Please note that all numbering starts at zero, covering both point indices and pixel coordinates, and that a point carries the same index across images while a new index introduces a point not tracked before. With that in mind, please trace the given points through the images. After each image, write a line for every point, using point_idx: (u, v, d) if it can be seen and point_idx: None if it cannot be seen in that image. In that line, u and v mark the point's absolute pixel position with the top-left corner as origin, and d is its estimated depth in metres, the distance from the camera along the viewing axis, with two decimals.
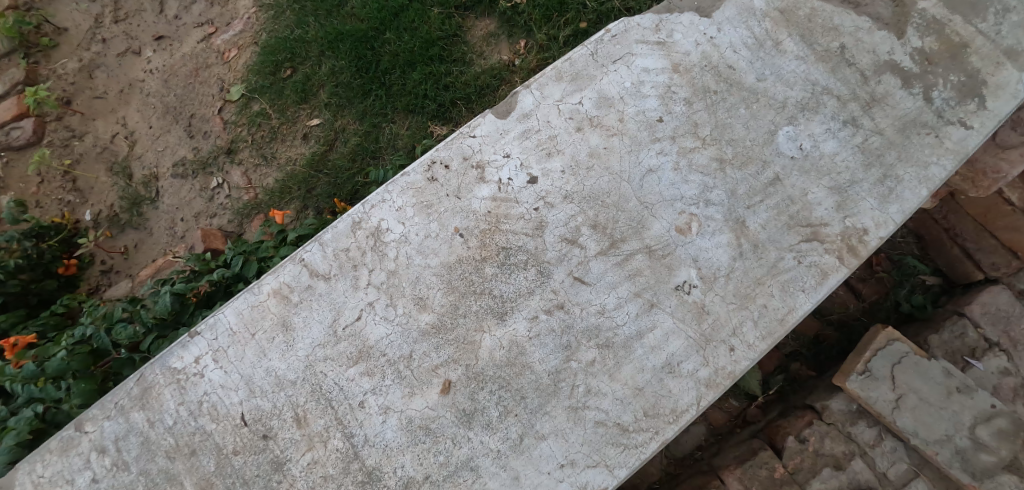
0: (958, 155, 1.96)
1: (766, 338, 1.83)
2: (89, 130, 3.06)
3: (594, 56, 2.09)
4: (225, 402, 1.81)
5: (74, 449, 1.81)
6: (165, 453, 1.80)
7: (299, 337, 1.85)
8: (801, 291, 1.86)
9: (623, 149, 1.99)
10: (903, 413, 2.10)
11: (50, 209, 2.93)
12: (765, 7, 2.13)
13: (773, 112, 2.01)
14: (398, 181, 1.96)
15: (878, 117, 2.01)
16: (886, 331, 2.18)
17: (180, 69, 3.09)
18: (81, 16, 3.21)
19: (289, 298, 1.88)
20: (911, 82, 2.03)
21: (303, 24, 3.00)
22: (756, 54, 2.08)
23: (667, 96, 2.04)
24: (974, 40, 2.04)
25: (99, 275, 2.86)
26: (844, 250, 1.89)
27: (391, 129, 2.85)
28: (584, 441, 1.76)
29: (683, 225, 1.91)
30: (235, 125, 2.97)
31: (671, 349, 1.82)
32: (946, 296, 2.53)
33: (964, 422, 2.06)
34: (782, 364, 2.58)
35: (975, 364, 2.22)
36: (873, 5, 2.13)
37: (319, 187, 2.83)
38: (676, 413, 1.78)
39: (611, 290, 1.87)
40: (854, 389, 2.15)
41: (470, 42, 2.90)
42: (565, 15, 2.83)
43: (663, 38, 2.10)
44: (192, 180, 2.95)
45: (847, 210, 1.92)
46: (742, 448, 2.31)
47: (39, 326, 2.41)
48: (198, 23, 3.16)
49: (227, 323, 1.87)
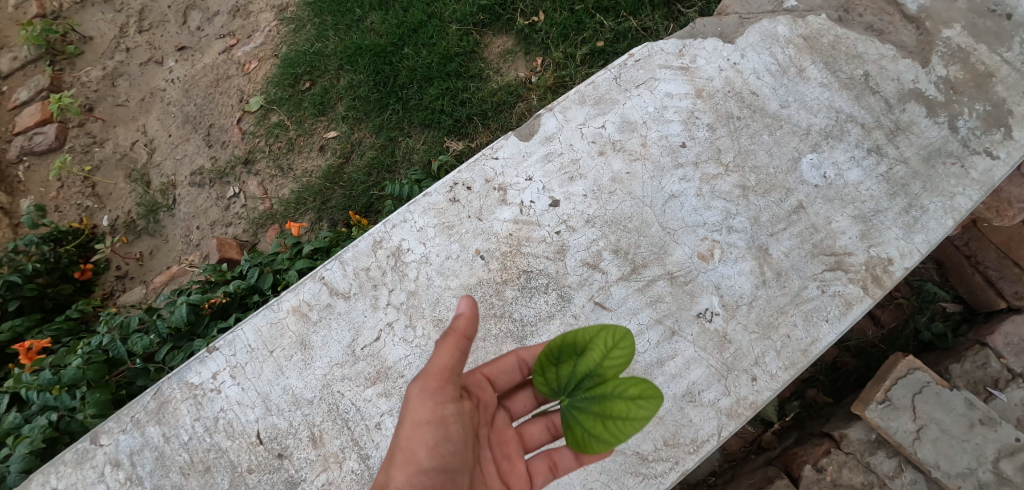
0: (984, 187, 1.93)
1: (789, 369, 1.80)
2: (110, 137, 3.11)
3: (617, 80, 2.12)
4: (241, 418, 1.82)
5: (88, 462, 1.82)
6: (179, 469, 1.80)
7: (317, 356, 1.86)
8: (825, 321, 1.83)
9: (646, 174, 1.99)
10: (924, 444, 2.02)
11: (69, 214, 2.98)
12: (789, 34, 2.14)
13: (796, 139, 2.01)
14: (421, 201, 1.99)
15: (902, 146, 1.99)
16: (906, 359, 2.11)
17: (200, 79, 3.13)
18: (106, 26, 3.28)
19: (309, 316, 1.90)
20: (936, 111, 2.01)
21: (323, 38, 3.04)
22: (779, 81, 2.08)
23: (689, 121, 2.05)
24: (1000, 69, 2.02)
25: (114, 281, 2.86)
26: (869, 280, 1.86)
27: (408, 143, 2.83)
28: (603, 469, 1.74)
29: (705, 251, 1.91)
30: (253, 136, 3.00)
31: (692, 377, 1.80)
32: (967, 326, 2.44)
33: (987, 456, 1.98)
34: (798, 390, 2.50)
35: (998, 396, 2.12)
36: (897, 33, 2.13)
37: (333, 199, 2.81)
38: (697, 444, 1.74)
39: (632, 315, 1.86)
40: (873, 418, 2.06)
41: (487, 58, 2.90)
42: (582, 34, 2.82)
43: (686, 64, 2.13)
44: (210, 189, 2.97)
45: (871, 239, 1.90)
46: (758, 476, 2.24)
47: (54, 330, 2.37)
48: (220, 35, 3.20)
49: (245, 340, 1.89)
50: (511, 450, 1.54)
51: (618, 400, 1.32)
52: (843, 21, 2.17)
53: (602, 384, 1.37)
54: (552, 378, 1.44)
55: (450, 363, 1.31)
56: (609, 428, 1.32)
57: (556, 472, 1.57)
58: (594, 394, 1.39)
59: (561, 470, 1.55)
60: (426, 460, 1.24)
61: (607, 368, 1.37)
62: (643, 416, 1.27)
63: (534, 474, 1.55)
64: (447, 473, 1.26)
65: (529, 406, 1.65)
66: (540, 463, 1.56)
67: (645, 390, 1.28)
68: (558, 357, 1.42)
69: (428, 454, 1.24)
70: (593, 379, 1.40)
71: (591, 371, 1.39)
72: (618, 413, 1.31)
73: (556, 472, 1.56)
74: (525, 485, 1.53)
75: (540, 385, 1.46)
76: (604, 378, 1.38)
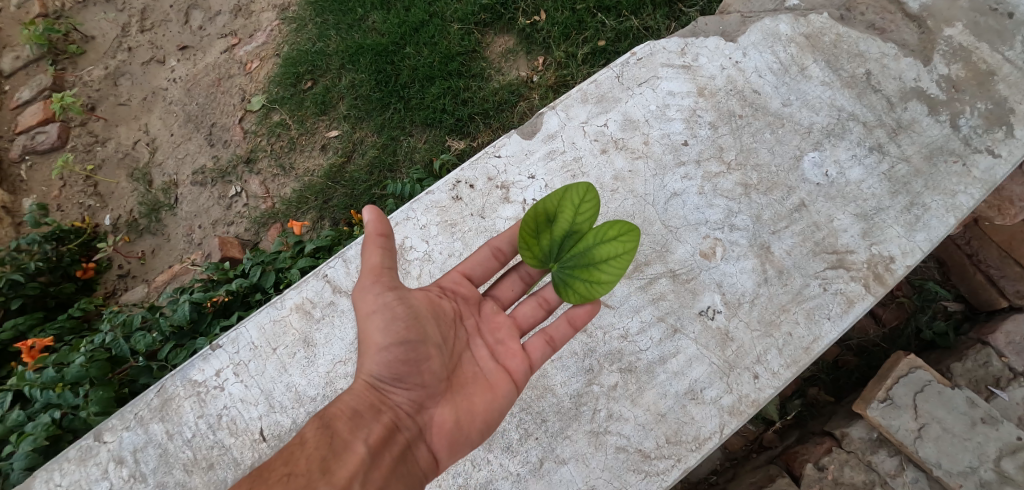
0: (986, 185, 1.93)
1: (791, 366, 1.80)
2: (112, 136, 3.11)
3: (619, 79, 2.13)
4: (244, 416, 1.85)
5: (92, 459, 1.84)
6: (183, 466, 1.81)
7: (320, 353, 1.89)
8: (827, 319, 1.83)
9: (648, 173, 2.01)
10: (926, 443, 2.01)
11: (71, 213, 2.98)
12: (790, 33, 2.15)
13: (798, 137, 2.02)
14: (423, 199, 2.01)
15: (904, 144, 1.99)
16: (908, 358, 2.11)
17: (202, 79, 3.13)
18: (108, 25, 3.28)
19: (312, 313, 1.94)
20: (938, 109, 2.02)
21: (325, 37, 3.04)
22: (781, 79, 2.09)
23: (692, 119, 2.06)
24: (1002, 68, 2.02)
25: (116, 280, 2.86)
26: (870, 278, 1.86)
27: (409, 143, 2.83)
28: (605, 466, 1.74)
29: (707, 250, 1.92)
30: (255, 135, 3.00)
31: (694, 374, 1.81)
32: (968, 324, 2.43)
33: (989, 454, 1.97)
34: (799, 389, 2.49)
35: (999, 394, 2.12)
36: (899, 31, 2.13)
37: (335, 198, 2.81)
38: (699, 441, 1.75)
39: (634, 313, 1.87)
40: (875, 417, 2.06)
41: (489, 58, 2.90)
42: (584, 33, 2.81)
43: (688, 62, 2.14)
44: (211, 188, 2.97)
45: (873, 237, 1.90)
46: (759, 474, 2.23)
47: (56, 329, 2.37)
48: (222, 34, 3.20)
49: (249, 337, 1.92)
50: (502, 332, 1.64)
51: (598, 243, 1.50)
52: (845, 19, 2.18)
53: (583, 237, 1.53)
54: (534, 249, 1.55)
55: (381, 258, 1.40)
56: (603, 272, 1.49)
57: (554, 345, 1.64)
58: (578, 250, 1.53)
59: (557, 342, 1.63)
60: (383, 338, 1.40)
61: (581, 223, 1.52)
62: (630, 248, 1.45)
63: (532, 351, 1.62)
64: (406, 345, 1.41)
65: (515, 291, 1.75)
66: (535, 339, 1.64)
67: (623, 228, 1.47)
68: (536, 228, 1.53)
69: (383, 332, 1.40)
70: (571, 237, 1.54)
71: (568, 231, 1.53)
72: (605, 255, 1.48)
73: (554, 344, 1.64)
74: (523, 361, 1.60)
75: (527, 259, 1.55)
76: (582, 233, 1.53)
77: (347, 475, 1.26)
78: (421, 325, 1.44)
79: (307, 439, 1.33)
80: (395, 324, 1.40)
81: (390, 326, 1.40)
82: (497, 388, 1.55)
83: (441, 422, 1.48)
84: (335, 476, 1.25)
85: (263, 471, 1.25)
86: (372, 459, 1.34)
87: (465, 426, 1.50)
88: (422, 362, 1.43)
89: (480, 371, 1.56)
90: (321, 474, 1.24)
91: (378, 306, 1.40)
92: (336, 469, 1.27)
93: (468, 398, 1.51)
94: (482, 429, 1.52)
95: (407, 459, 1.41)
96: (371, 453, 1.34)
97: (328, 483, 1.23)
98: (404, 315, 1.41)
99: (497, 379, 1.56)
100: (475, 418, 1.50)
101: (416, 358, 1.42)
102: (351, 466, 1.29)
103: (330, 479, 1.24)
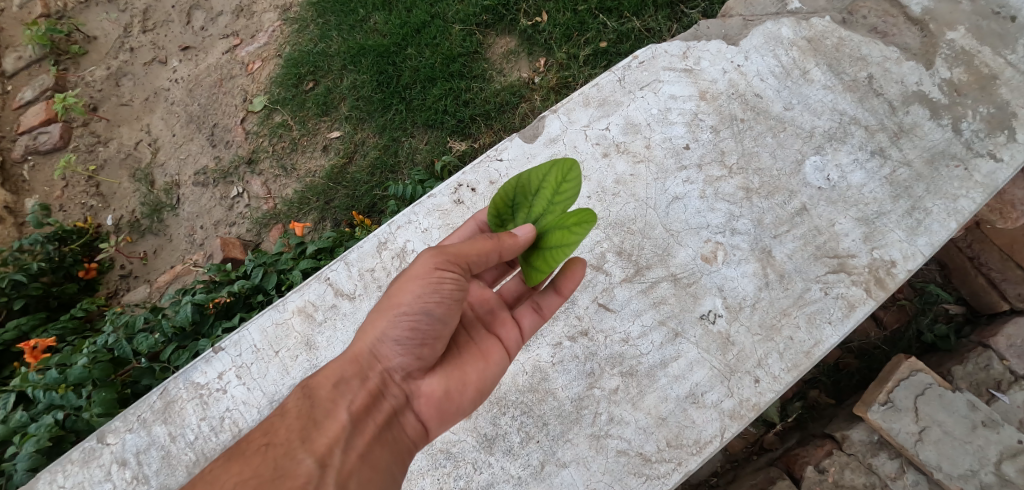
0: (988, 189, 1.93)
1: (792, 370, 1.80)
2: (114, 136, 3.12)
3: (621, 82, 2.15)
4: (247, 418, 1.86)
5: (95, 460, 1.85)
6: (185, 468, 1.83)
7: (322, 356, 1.90)
8: (828, 323, 1.83)
9: (650, 176, 2.02)
10: (927, 446, 2.01)
11: (73, 213, 2.99)
12: (792, 36, 2.15)
13: (799, 141, 2.02)
14: (425, 203, 2.05)
15: (906, 148, 1.99)
16: (909, 361, 2.11)
17: (204, 79, 3.14)
18: (111, 26, 3.29)
19: (314, 316, 1.95)
20: (940, 113, 2.01)
21: (326, 38, 3.05)
22: (783, 83, 2.09)
23: (693, 123, 2.06)
24: (1004, 72, 2.01)
25: (118, 280, 2.87)
26: (872, 282, 1.86)
27: (411, 144, 2.83)
28: (605, 470, 1.74)
29: (708, 253, 1.92)
30: (257, 136, 3.01)
31: (695, 378, 1.81)
32: (970, 327, 2.42)
33: (989, 457, 1.96)
34: (800, 391, 2.48)
35: (1000, 397, 2.11)
36: (901, 35, 2.13)
37: (336, 199, 2.81)
38: (700, 445, 1.75)
39: (635, 317, 1.88)
40: (876, 420, 2.06)
41: (490, 59, 2.89)
42: (585, 34, 2.80)
43: (690, 66, 2.14)
44: (213, 188, 2.98)
45: (875, 241, 1.90)
46: (759, 476, 2.24)
47: (58, 329, 2.37)
48: (224, 35, 3.21)
49: (251, 340, 1.94)
50: (491, 304, 1.63)
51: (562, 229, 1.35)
52: (847, 23, 2.18)
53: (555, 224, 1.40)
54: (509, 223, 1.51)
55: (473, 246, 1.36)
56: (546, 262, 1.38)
57: (543, 313, 1.63)
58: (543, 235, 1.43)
59: (547, 310, 1.63)
60: (407, 305, 1.33)
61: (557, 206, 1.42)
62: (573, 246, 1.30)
63: (520, 320, 1.62)
64: (423, 316, 1.34)
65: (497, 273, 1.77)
66: (524, 307, 1.64)
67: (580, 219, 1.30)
68: (512, 198, 1.48)
69: (409, 301, 1.32)
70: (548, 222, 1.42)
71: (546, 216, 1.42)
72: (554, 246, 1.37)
73: (543, 313, 1.64)
74: (513, 332, 1.60)
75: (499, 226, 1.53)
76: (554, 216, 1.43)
77: (327, 443, 1.25)
78: (457, 302, 1.36)
79: (289, 408, 1.32)
80: (430, 296, 1.32)
81: (422, 297, 1.32)
82: (488, 357, 1.52)
83: (429, 391, 1.43)
84: (313, 444, 1.24)
85: (242, 441, 1.26)
86: (353, 427, 1.31)
87: (456, 396, 1.46)
88: (430, 335, 1.37)
89: (472, 341, 1.54)
90: (299, 443, 1.24)
91: (423, 275, 1.34)
92: (315, 438, 1.25)
93: (461, 369, 1.48)
94: (472, 398, 1.48)
95: (391, 427, 1.38)
96: (354, 420, 1.32)
97: (306, 451, 1.23)
98: (444, 291, 1.33)
99: (488, 349, 1.54)
100: (466, 388, 1.46)
101: (427, 331, 1.36)
102: (332, 434, 1.27)
103: (307, 447, 1.23)
